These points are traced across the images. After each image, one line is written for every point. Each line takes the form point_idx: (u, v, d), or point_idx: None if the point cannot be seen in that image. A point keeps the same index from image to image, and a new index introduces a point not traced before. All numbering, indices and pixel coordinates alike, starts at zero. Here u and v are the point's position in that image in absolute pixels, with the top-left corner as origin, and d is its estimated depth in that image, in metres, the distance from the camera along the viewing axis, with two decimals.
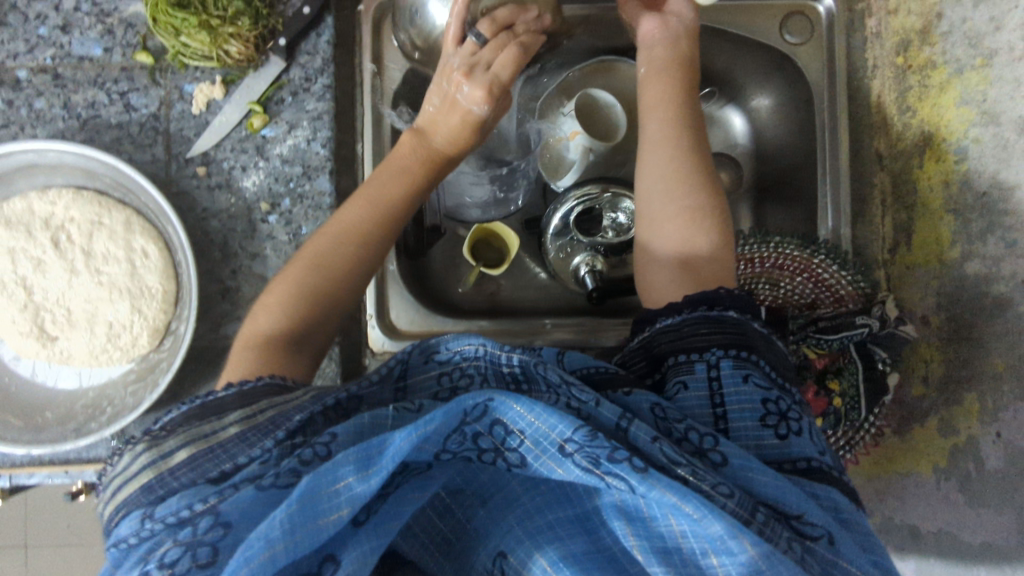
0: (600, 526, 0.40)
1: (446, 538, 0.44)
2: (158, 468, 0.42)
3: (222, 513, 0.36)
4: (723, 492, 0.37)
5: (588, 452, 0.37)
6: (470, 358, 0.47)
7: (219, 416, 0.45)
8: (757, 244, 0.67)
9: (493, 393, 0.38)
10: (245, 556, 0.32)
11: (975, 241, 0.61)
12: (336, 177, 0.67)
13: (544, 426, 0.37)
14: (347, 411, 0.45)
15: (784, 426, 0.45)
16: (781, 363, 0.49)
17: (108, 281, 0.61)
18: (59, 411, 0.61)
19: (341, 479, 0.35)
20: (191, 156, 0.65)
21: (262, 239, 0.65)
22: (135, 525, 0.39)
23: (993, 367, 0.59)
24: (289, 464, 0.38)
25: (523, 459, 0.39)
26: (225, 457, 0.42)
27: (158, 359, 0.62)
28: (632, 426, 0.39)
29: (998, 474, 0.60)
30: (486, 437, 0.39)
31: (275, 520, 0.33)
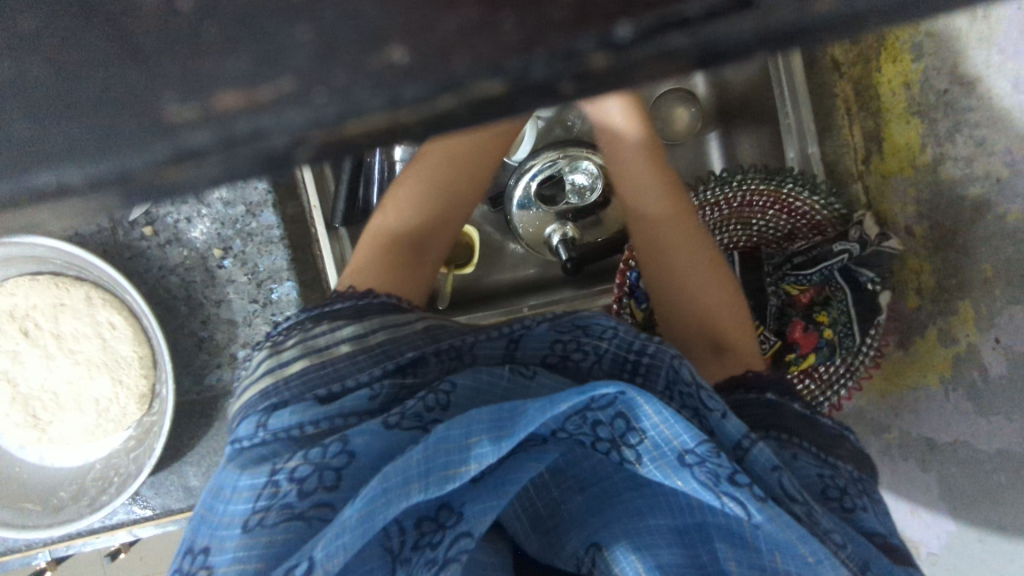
0: (700, 543, 0.36)
1: (539, 513, 0.41)
2: (277, 375, 0.42)
3: (351, 442, 0.35)
4: (837, 541, 0.35)
5: (709, 468, 0.33)
6: (594, 336, 0.43)
7: (332, 330, 0.45)
8: (719, 187, 0.63)
9: (626, 388, 0.32)
10: (384, 486, 0.31)
11: (943, 143, 0.55)
12: (280, 208, 0.66)
13: (667, 432, 0.33)
14: (459, 353, 0.43)
15: (848, 498, 0.42)
16: (827, 437, 0.45)
17: (83, 358, 0.62)
18: (71, 488, 0.64)
19: (472, 434, 0.32)
20: (134, 219, 0.63)
21: (223, 285, 0.65)
22: (251, 429, 0.39)
23: (983, 272, 0.54)
24: (413, 407, 0.37)
25: (638, 458, 0.34)
26: (335, 376, 0.41)
27: (152, 422, 0.64)
28: (754, 449, 0.36)
29: (1003, 379, 0.54)
30: (604, 427, 0.35)
31: (411, 459, 0.32)
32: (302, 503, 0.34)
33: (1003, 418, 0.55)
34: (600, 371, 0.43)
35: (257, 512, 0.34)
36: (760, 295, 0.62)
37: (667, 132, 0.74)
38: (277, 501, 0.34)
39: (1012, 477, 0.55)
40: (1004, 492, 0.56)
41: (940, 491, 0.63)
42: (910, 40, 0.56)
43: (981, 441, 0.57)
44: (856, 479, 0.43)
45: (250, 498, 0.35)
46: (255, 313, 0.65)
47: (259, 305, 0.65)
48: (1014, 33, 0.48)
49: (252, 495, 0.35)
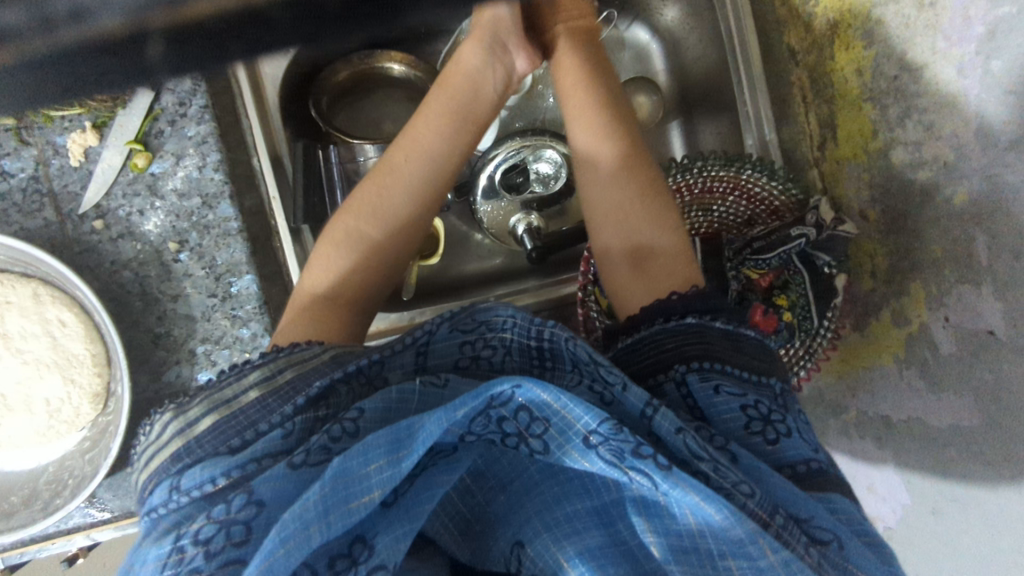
0: (618, 519, 0.37)
1: (466, 518, 0.41)
2: (185, 436, 0.40)
3: (255, 492, 0.34)
4: (745, 492, 0.36)
5: (612, 445, 0.34)
6: (498, 329, 0.44)
7: (239, 375, 0.43)
8: (680, 173, 0.64)
9: (520, 379, 0.34)
10: (280, 536, 0.30)
11: (895, 128, 0.56)
12: (238, 199, 0.64)
13: (569, 417, 0.34)
14: (369, 379, 0.42)
15: (771, 429, 0.43)
16: (749, 356, 0.46)
17: (32, 357, 0.60)
18: (24, 492, 0.62)
19: (372, 460, 0.33)
20: (85, 212, 0.62)
21: (179, 279, 0.63)
22: (165, 494, 0.37)
23: (932, 253, 0.54)
24: (318, 441, 0.36)
25: (547, 447, 0.35)
26: (246, 425, 0.40)
27: (107, 421, 0.61)
28: (656, 416, 0.37)
29: (952, 357, 0.55)
30: (510, 421, 0.36)
31: (309, 501, 0.31)
32: (209, 565, 0.33)
33: (951, 394, 0.56)
34: (513, 363, 0.44)
35: None
36: (719, 279, 0.63)
37: None
38: (183, 567, 0.33)
39: (962, 452, 0.56)
40: (956, 468, 0.57)
41: (897, 467, 0.64)
42: (862, 26, 0.58)
43: (934, 417, 0.58)
44: (778, 398, 0.45)
45: (157, 568, 0.34)
46: (214, 308, 0.63)
47: (218, 299, 0.63)
48: (957, 21, 0.49)
49: (157, 565, 0.34)
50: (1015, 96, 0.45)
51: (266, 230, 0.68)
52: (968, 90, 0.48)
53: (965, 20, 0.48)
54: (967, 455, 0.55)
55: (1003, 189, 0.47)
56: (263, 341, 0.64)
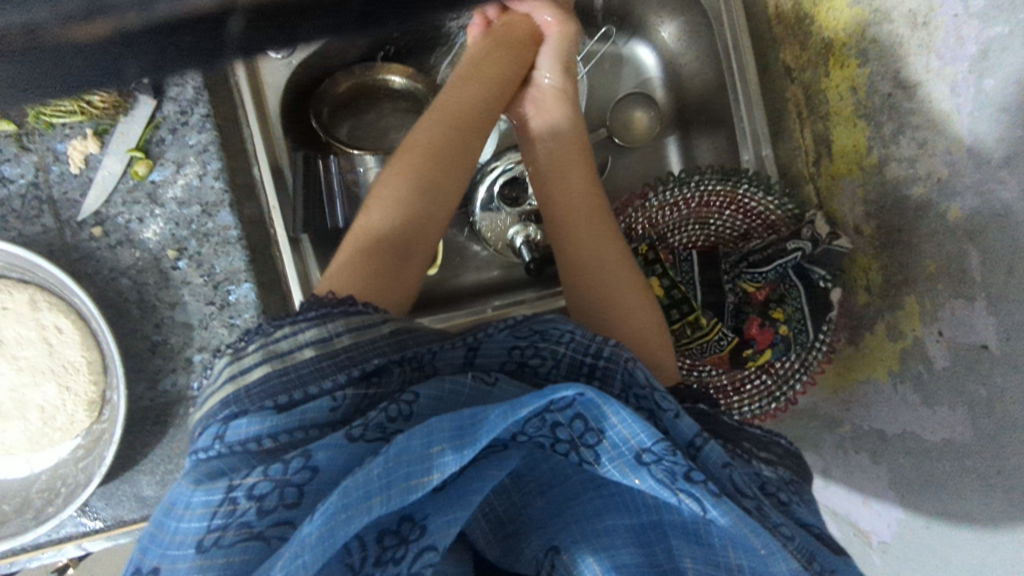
0: (656, 542, 0.38)
1: (499, 519, 0.41)
2: (238, 383, 0.40)
3: (313, 456, 0.34)
4: (785, 533, 0.36)
5: (666, 465, 0.34)
6: (551, 340, 0.45)
7: (294, 332, 0.43)
8: (676, 188, 0.65)
9: (583, 386, 0.33)
10: (344, 503, 0.31)
11: (888, 145, 0.57)
12: (238, 208, 0.64)
13: (625, 432, 0.34)
14: (420, 364, 0.44)
15: (783, 493, 0.43)
16: (753, 441, 0.47)
17: (27, 364, 0.59)
18: (15, 500, 0.61)
19: (435, 443, 0.33)
20: (84, 219, 0.62)
21: (177, 287, 0.63)
22: (210, 440, 0.38)
23: (926, 268, 0.55)
24: (376, 419, 0.37)
25: (597, 459, 0.35)
26: (298, 383, 0.40)
27: (101, 430, 0.61)
28: (705, 448, 0.38)
29: (946, 371, 0.55)
30: (563, 428, 0.35)
31: (372, 472, 0.32)
32: (260, 522, 0.33)
33: (944, 409, 0.56)
34: (558, 377, 0.44)
35: (212, 531, 0.33)
36: (718, 292, 0.64)
37: (625, 135, 0.77)
38: (234, 520, 0.33)
39: (956, 466, 0.56)
40: (950, 482, 0.57)
41: (891, 481, 0.65)
42: (856, 45, 0.59)
43: (928, 432, 0.59)
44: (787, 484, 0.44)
45: (204, 515, 0.33)
46: (211, 316, 0.63)
47: (216, 308, 0.63)
48: (950, 40, 0.50)
49: (206, 512, 0.33)
50: (1005, 115, 0.46)
51: (265, 238, 0.68)
52: (961, 109, 0.49)
53: (958, 40, 0.49)
54: (961, 469, 0.56)
55: (994, 206, 0.47)
56: None
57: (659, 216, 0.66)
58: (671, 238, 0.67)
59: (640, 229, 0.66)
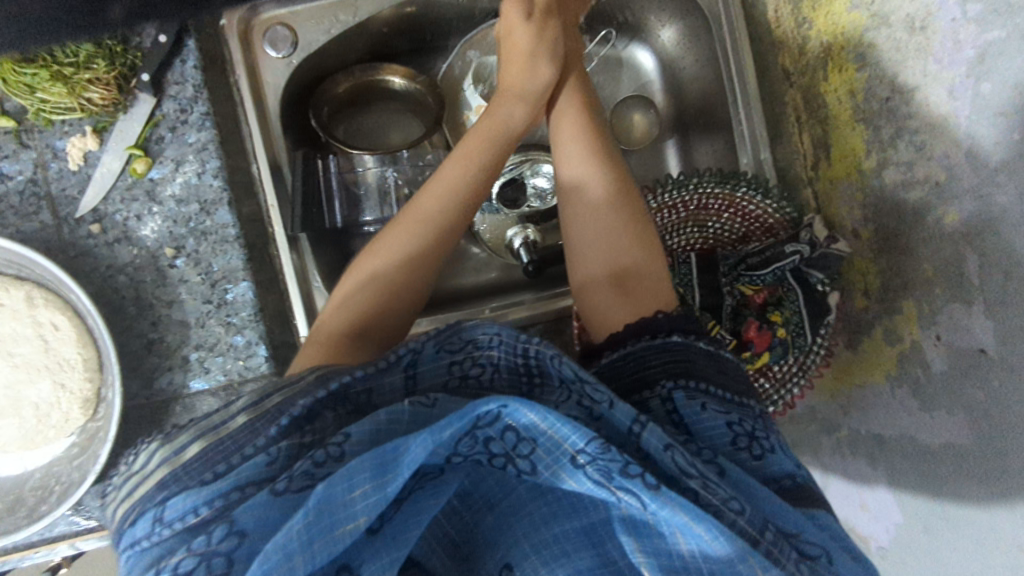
0: (607, 539, 0.38)
1: (454, 542, 0.41)
2: (172, 463, 0.40)
3: (237, 521, 0.34)
4: (735, 508, 0.36)
5: (601, 465, 0.33)
6: (485, 347, 0.43)
7: (227, 406, 0.43)
8: (676, 191, 0.65)
9: (506, 399, 0.33)
10: (264, 569, 0.30)
11: (886, 149, 0.57)
12: (236, 206, 0.64)
13: (557, 436, 0.34)
14: (356, 406, 0.42)
15: (756, 444, 0.44)
16: (730, 376, 0.48)
17: (22, 361, 0.59)
18: (9, 498, 0.61)
19: (357, 486, 0.32)
20: (82, 216, 0.62)
21: (174, 285, 0.63)
22: (147, 527, 0.36)
23: (924, 272, 0.55)
24: (301, 466, 0.36)
25: (534, 468, 0.35)
26: (233, 448, 0.39)
27: (97, 428, 0.61)
28: (644, 433, 0.37)
29: (944, 375, 0.55)
30: (497, 441, 0.35)
31: (292, 531, 0.31)
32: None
33: (943, 412, 0.56)
34: (502, 379, 0.43)
35: None
36: (716, 294, 0.64)
37: (625, 139, 0.78)
38: None
39: (953, 470, 0.56)
40: (948, 486, 0.57)
41: (889, 485, 0.64)
42: (855, 49, 0.59)
43: (926, 435, 0.58)
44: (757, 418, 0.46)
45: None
46: (209, 314, 0.63)
47: (213, 306, 0.63)
48: (948, 44, 0.50)
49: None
50: (1004, 119, 0.46)
51: (263, 237, 0.68)
52: (959, 112, 0.49)
53: (956, 44, 0.49)
54: (959, 472, 0.56)
55: (993, 209, 0.47)
56: (258, 350, 0.64)
57: (657, 217, 0.65)
58: (669, 240, 0.66)
59: None
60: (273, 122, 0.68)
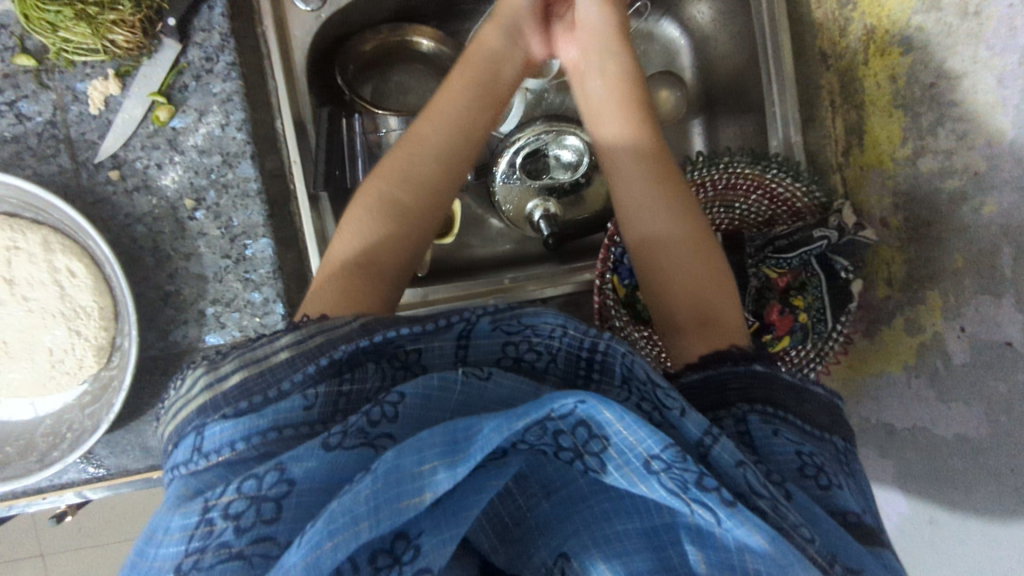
0: (669, 544, 0.38)
1: (505, 524, 0.42)
2: (213, 391, 0.41)
3: (287, 469, 0.35)
4: (805, 535, 0.36)
5: (676, 474, 0.34)
6: (543, 335, 0.44)
7: (272, 339, 0.43)
8: (706, 168, 0.63)
9: (585, 395, 0.34)
10: (331, 528, 0.32)
11: (924, 137, 0.56)
12: (259, 161, 0.63)
13: (631, 438, 0.35)
14: (405, 364, 0.44)
15: (824, 475, 0.44)
16: (814, 412, 0.48)
17: (37, 305, 0.58)
18: (20, 443, 0.60)
19: (426, 461, 0.34)
20: (101, 161, 0.61)
21: (193, 237, 0.62)
22: (187, 453, 0.39)
23: (953, 263, 0.55)
24: (356, 423, 0.37)
25: (603, 466, 0.36)
26: (272, 382, 0.41)
27: (110, 376, 0.60)
28: (716, 447, 0.37)
29: (964, 367, 0.55)
30: (567, 435, 0.36)
31: (360, 494, 0.32)
32: (239, 541, 0.34)
33: (961, 404, 0.56)
34: (558, 369, 0.44)
35: (191, 553, 0.34)
36: (741, 275, 0.65)
37: None
38: (212, 541, 0.34)
39: (966, 461, 0.57)
40: (959, 476, 0.58)
41: (896, 474, 0.65)
42: (901, 33, 0.58)
43: (940, 427, 0.59)
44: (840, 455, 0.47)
45: (182, 539, 0.35)
46: (227, 269, 0.62)
47: (232, 261, 0.62)
48: (1001, 30, 0.49)
49: (183, 536, 0.35)
50: None
51: (285, 194, 0.67)
52: (1007, 101, 0.49)
53: (1010, 30, 0.48)
54: (972, 464, 0.56)
55: None
56: (275, 307, 0.63)
57: None
58: None
59: None
60: (299, 78, 0.67)
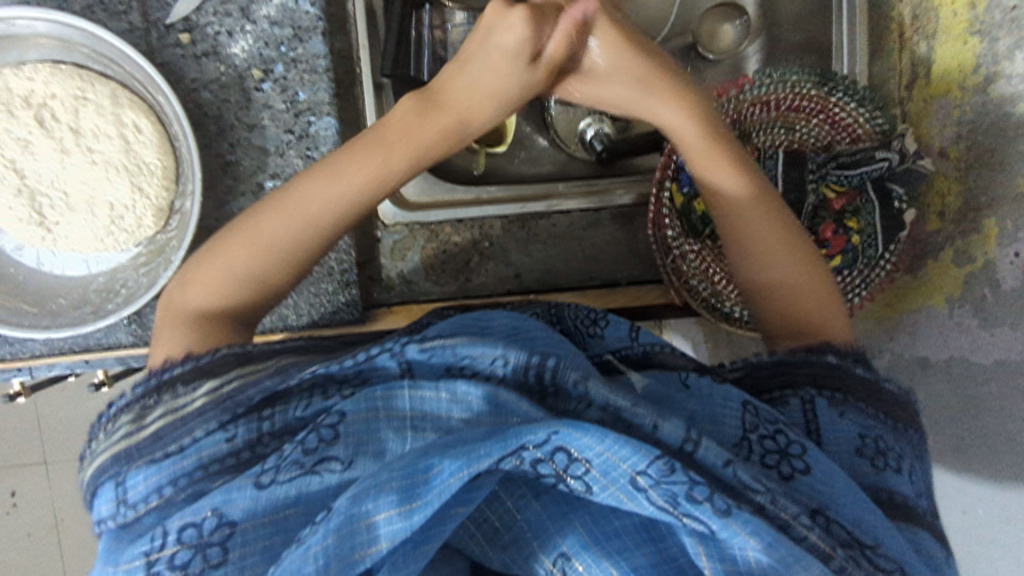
0: (667, 536, 0.38)
1: (494, 526, 0.40)
2: (132, 439, 0.43)
3: (224, 514, 0.37)
4: (803, 525, 0.37)
5: (665, 489, 0.34)
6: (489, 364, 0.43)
7: (191, 387, 0.45)
8: (773, 85, 0.65)
9: (557, 424, 0.35)
10: None
11: (1000, 62, 0.56)
12: (329, 38, 0.63)
13: (615, 458, 0.35)
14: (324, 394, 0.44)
15: (883, 458, 0.45)
16: (885, 400, 0.48)
17: (101, 158, 0.58)
18: (72, 296, 0.61)
19: (382, 508, 0.35)
20: (172, 23, 0.60)
21: (258, 109, 0.62)
22: (112, 507, 0.41)
23: (1015, 187, 0.56)
24: (292, 454, 0.39)
25: (589, 487, 0.36)
26: (185, 427, 0.42)
27: (167, 239, 0.60)
28: (700, 449, 0.37)
29: (1014, 293, 0.56)
30: (546, 463, 0.36)
31: (311, 551, 0.34)
32: None
33: (1005, 329, 0.57)
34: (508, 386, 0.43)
35: None
36: (799, 190, 0.65)
37: (709, 46, 0.78)
38: None
39: (1004, 385, 0.57)
40: (993, 402, 0.59)
41: (926, 408, 0.66)
42: None
43: (980, 354, 0.60)
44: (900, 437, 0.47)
45: None
46: (289, 144, 0.62)
47: (294, 137, 0.62)
48: None
49: None
50: None
51: (350, 78, 0.67)
52: None
53: None
54: (1011, 388, 0.57)
55: None
56: None
57: (748, 111, 0.66)
58: (753, 138, 0.67)
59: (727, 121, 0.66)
60: None
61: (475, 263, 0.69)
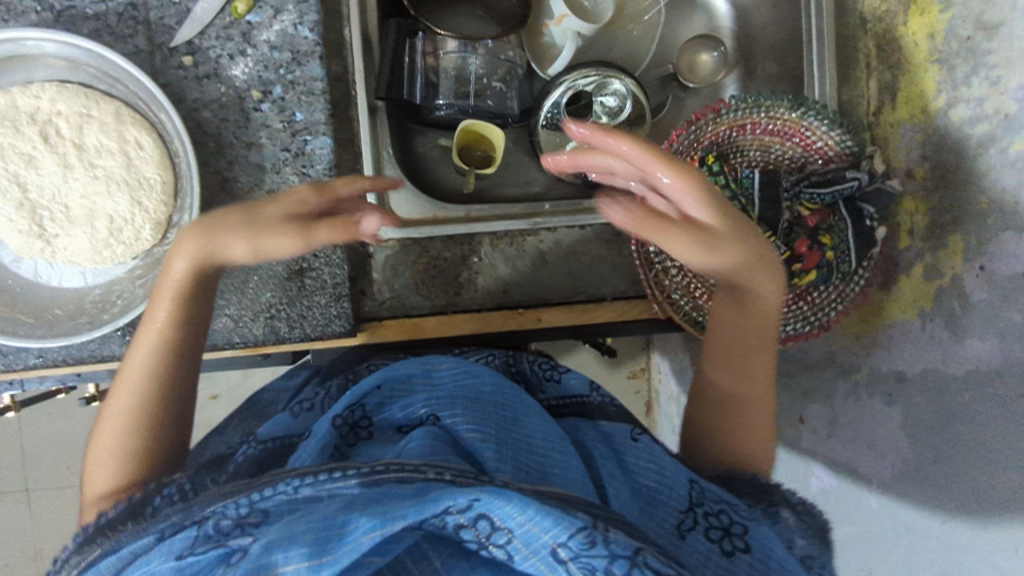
0: None
1: None
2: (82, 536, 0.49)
3: None
4: None
5: (583, 561, 0.39)
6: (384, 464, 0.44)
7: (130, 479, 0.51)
8: (748, 110, 0.69)
9: (480, 494, 0.40)
10: None
11: (958, 87, 0.60)
12: (326, 62, 0.65)
13: (538, 530, 0.39)
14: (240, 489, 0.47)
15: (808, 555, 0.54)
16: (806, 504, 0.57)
17: (103, 173, 0.60)
18: (68, 307, 0.61)
19: (294, 561, 0.38)
20: (176, 46, 0.63)
21: (256, 128, 0.64)
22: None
23: (977, 202, 0.58)
24: (213, 525, 0.43)
25: (511, 555, 0.41)
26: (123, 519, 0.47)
27: (164, 252, 0.62)
28: (609, 532, 0.40)
29: (982, 305, 0.59)
30: (471, 529, 0.41)
31: None
32: None
33: (975, 340, 0.59)
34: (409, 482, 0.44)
35: None
36: (775, 208, 0.67)
37: (688, 76, 0.83)
38: None
39: (975, 394, 0.59)
40: (965, 413, 0.60)
41: (903, 421, 0.67)
42: None
43: (949, 365, 0.62)
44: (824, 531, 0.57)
45: None
46: (285, 162, 0.65)
47: (291, 155, 0.65)
48: None
49: None
50: None
51: (346, 100, 0.70)
52: None
53: None
54: (982, 396, 0.58)
55: None
56: None
57: (726, 134, 0.70)
58: (731, 159, 0.71)
59: (707, 141, 0.69)
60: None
61: (464, 279, 0.71)
